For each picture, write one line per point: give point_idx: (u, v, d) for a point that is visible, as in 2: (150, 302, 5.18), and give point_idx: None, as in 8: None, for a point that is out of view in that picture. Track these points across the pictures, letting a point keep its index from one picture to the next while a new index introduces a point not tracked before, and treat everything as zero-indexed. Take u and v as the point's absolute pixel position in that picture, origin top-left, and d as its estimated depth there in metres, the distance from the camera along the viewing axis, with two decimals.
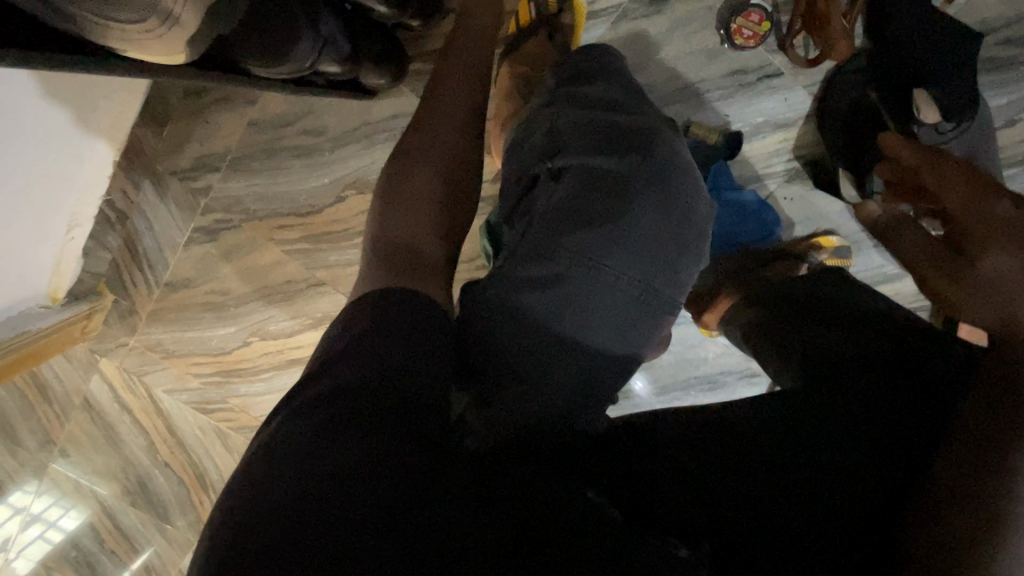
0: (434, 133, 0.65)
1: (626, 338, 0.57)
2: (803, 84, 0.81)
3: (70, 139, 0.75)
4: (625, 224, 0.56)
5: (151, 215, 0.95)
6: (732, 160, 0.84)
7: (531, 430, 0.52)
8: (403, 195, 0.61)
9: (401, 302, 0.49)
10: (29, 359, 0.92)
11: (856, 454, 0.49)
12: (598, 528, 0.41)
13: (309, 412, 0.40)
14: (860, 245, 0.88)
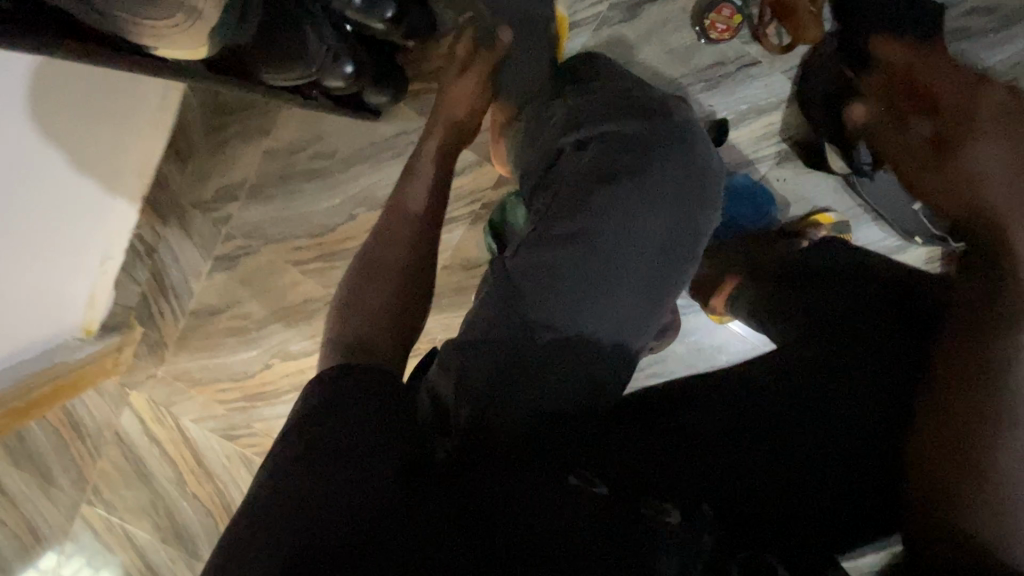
0: (413, 182, 0.65)
1: (654, 293, 0.58)
2: (781, 70, 0.85)
3: (96, 167, 0.80)
4: (630, 200, 0.58)
5: (176, 248, 1.01)
6: (721, 148, 0.88)
7: (543, 419, 0.52)
8: (374, 257, 0.58)
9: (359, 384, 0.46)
10: (63, 392, 0.96)
11: (861, 423, 0.50)
12: (593, 494, 0.45)
13: (316, 419, 0.43)
14: (858, 220, 0.90)
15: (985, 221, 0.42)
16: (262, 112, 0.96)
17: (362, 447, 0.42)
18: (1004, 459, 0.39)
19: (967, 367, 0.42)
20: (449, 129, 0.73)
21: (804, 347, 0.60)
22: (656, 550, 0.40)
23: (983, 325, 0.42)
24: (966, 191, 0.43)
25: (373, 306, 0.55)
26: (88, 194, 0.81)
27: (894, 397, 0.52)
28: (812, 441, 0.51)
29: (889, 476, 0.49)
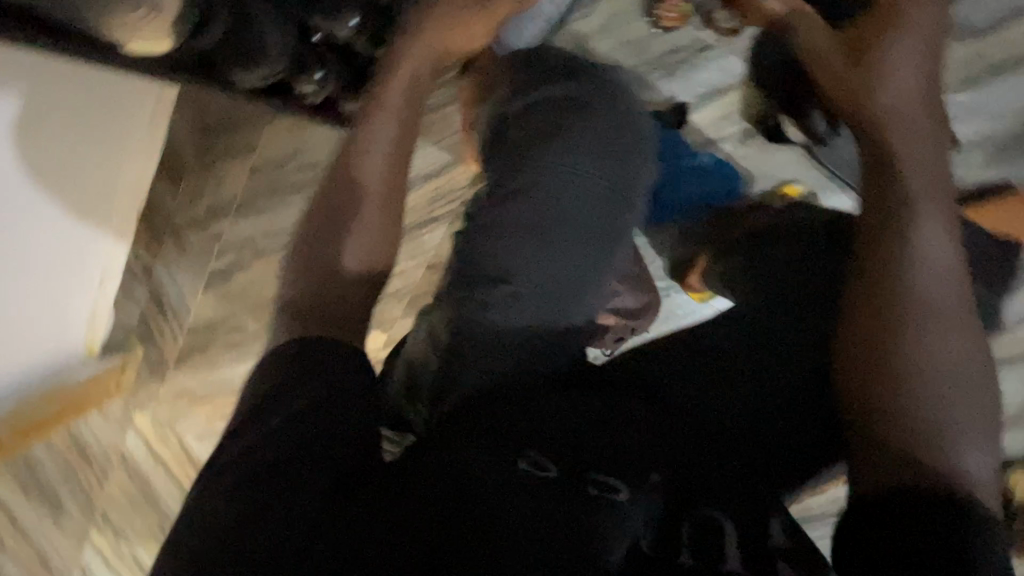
0: (362, 154, 0.61)
1: (604, 239, 0.63)
2: (734, 52, 0.89)
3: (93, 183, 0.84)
4: (569, 185, 0.63)
5: (173, 266, 1.06)
6: (684, 129, 0.92)
7: (491, 376, 0.58)
8: (322, 233, 0.58)
9: (315, 355, 0.48)
10: (67, 411, 1.00)
11: (767, 391, 0.63)
12: (540, 477, 0.49)
13: (263, 415, 0.45)
14: (825, 189, 0.92)
15: (893, 200, 0.54)
16: (249, 130, 1.02)
17: (311, 434, 0.44)
18: (923, 384, 0.49)
19: (880, 307, 0.52)
20: (395, 95, 0.63)
21: (727, 323, 0.69)
22: (608, 535, 0.45)
23: (885, 271, 0.53)
24: (891, 171, 0.55)
25: (312, 289, 0.56)
26: (82, 202, 0.83)
27: (794, 355, 0.64)
28: (726, 407, 0.62)
29: (790, 422, 0.61)
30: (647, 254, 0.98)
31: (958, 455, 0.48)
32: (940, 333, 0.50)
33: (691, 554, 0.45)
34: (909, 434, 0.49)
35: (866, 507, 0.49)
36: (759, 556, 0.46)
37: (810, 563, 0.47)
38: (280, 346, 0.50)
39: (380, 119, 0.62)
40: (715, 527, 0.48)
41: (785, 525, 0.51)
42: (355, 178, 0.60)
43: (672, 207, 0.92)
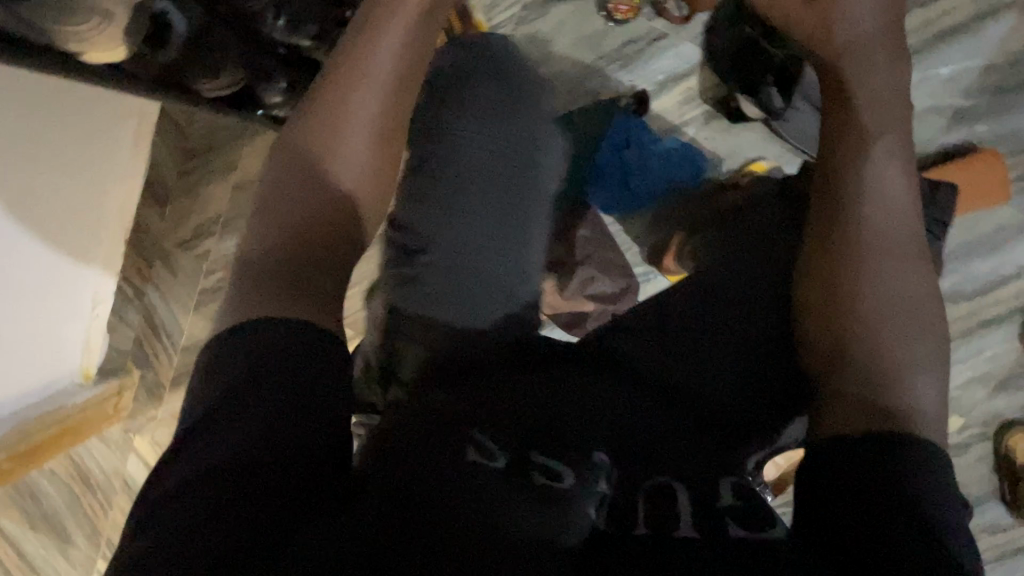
0: (344, 129, 0.65)
1: (531, 223, 0.70)
2: (689, 38, 0.92)
3: (76, 205, 0.86)
4: (495, 182, 0.69)
5: (164, 287, 1.08)
6: (647, 117, 0.94)
7: (435, 359, 0.61)
8: (286, 211, 0.61)
9: (261, 356, 0.48)
10: (64, 437, 0.99)
11: (727, 354, 0.62)
12: (486, 468, 0.48)
13: (176, 455, 0.44)
14: (792, 163, 0.95)
15: (862, 163, 0.64)
16: (227, 150, 1.05)
17: (227, 453, 0.43)
18: (880, 317, 0.57)
19: (843, 248, 0.61)
20: (372, 92, 0.66)
21: (681, 293, 0.66)
22: (572, 507, 0.46)
23: (847, 221, 0.62)
24: (859, 138, 0.65)
25: (267, 267, 0.57)
26: (78, 220, 0.88)
27: (761, 323, 0.64)
28: (690, 379, 0.60)
29: (751, 389, 0.60)
30: (624, 242, 0.98)
31: (915, 387, 0.54)
32: (897, 278, 0.59)
33: (648, 524, 0.46)
34: (870, 361, 0.55)
35: (818, 479, 0.49)
36: (714, 522, 0.46)
37: (758, 520, 0.46)
38: (218, 335, 0.51)
39: (355, 104, 0.65)
40: (669, 497, 0.48)
41: (735, 486, 0.50)
42: (333, 153, 0.64)
43: (645, 194, 0.94)
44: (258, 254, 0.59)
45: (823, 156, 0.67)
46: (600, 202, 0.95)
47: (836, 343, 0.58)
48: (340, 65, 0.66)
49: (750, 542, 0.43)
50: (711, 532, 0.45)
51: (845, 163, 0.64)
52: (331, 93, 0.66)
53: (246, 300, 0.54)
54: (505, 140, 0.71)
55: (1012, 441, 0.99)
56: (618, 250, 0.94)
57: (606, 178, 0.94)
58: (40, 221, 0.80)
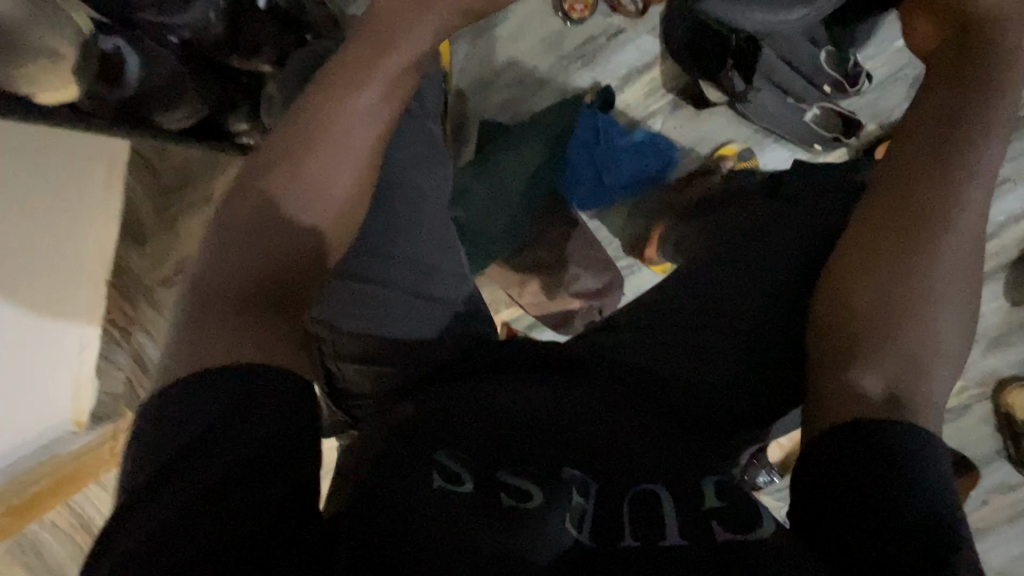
0: (325, 142, 0.58)
1: (448, 247, 0.63)
2: (646, 30, 0.93)
3: (48, 251, 0.86)
4: (413, 185, 0.63)
5: (151, 327, 1.04)
6: (613, 112, 0.95)
7: (382, 371, 0.58)
8: (242, 240, 0.53)
9: (244, 386, 0.43)
10: (62, 487, 0.99)
11: (723, 351, 0.60)
12: (452, 493, 0.41)
13: (132, 511, 0.36)
14: (761, 143, 0.96)
15: (958, 148, 0.59)
16: (199, 184, 1.03)
17: (198, 497, 0.37)
18: (924, 305, 0.54)
19: (905, 229, 0.57)
20: (359, 96, 0.60)
21: (683, 289, 0.65)
22: (540, 529, 0.39)
23: (922, 194, 0.58)
24: (942, 129, 0.61)
25: (214, 305, 0.49)
26: (55, 266, 0.88)
27: (775, 304, 0.62)
28: (672, 368, 0.59)
29: (736, 382, 0.59)
30: (604, 237, 0.98)
31: (931, 386, 0.51)
32: (945, 267, 0.55)
33: (635, 535, 0.41)
34: (899, 344, 0.53)
35: (810, 471, 0.47)
36: (697, 524, 0.41)
37: (745, 522, 0.42)
38: (171, 382, 0.43)
39: (342, 117, 0.59)
40: (653, 505, 0.43)
41: (715, 483, 0.46)
42: (308, 170, 0.57)
43: (619, 187, 0.94)
44: (202, 291, 0.50)
45: (902, 145, 0.62)
46: (579, 200, 0.95)
47: (880, 320, 0.55)
48: (339, 72, 0.61)
49: (737, 543, 0.40)
50: (697, 535, 0.40)
51: (949, 151, 0.60)
52: (312, 106, 0.59)
53: (189, 351, 0.46)
54: (434, 157, 0.66)
55: (1009, 399, 1.00)
56: (599, 245, 0.95)
57: (580, 175, 0.95)
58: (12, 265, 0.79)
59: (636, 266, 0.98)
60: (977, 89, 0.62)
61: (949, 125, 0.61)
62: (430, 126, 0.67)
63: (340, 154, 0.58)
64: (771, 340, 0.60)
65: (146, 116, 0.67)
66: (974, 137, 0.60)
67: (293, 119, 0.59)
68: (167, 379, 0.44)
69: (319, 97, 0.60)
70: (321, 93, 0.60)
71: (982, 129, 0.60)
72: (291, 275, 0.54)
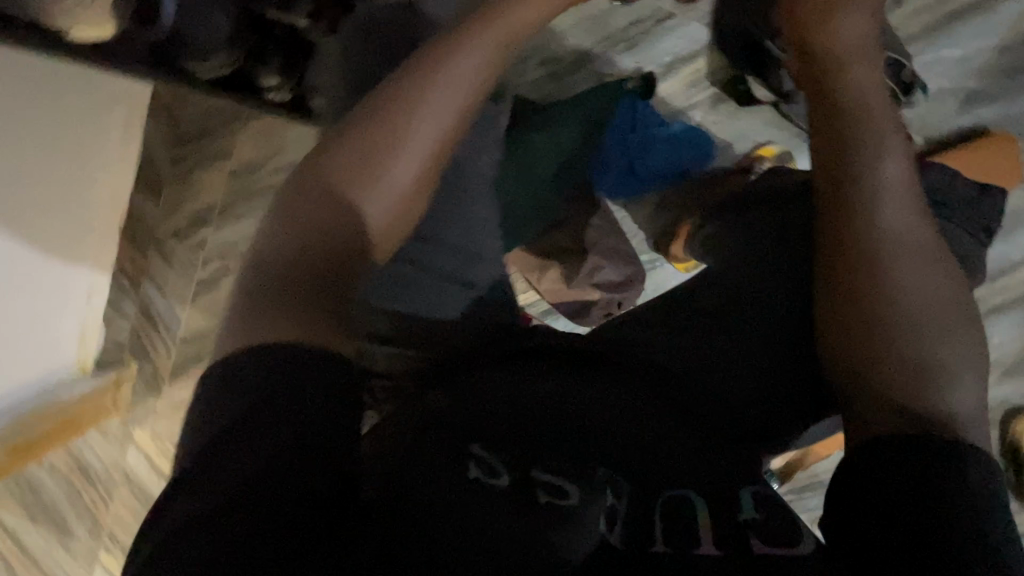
0: (431, 112, 0.51)
1: (494, 242, 0.62)
2: (696, 18, 0.90)
3: (64, 197, 0.84)
4: (477, 172, 0.62)
5: (160, 279, 1.06)
6: (653, 101, 0.92)
7: (412, 353, 0.57)
8: (314, 212, 0.47)
9: (310, 373, 0.39)
10: (66, 429, 0.98)
11: (740, 363, 0.60)
12: (489, 485, 0.41)
13: (182, 485, 0.35)
14: (799, 148, 0.93)
15: (871, 157, 0.55)
16: (219, 137, 1.03)
17: (245, 480, 0.35)
18: (906, 320, 0.50)
19: (862, 244, 0.52)
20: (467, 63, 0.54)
21: (704, 295, 0.66)
22: (576, 530, 0.38)
23: (851, 215, 0.54)
24: (858, 126, 0.56)
25: (289, 269, 0.46)
26: (68, 210, 0.86)
27: (796, 318, 0.61)
28: (704, 374, 0.59)
29: (763, 396, 0.59)
30: (629, 229, 0.96)
31: (953, 394, 0.47)
32: (923, 276, 0.51)
33: (667, 541, 0.40)
34: (904, 369, 0.49)
35: (849, 483, 0.45)
36: (733, 535, 0.41)
37: (783, 536, 0.42)
38: (231, 364, 0.39)
39: (440, 91, 0.53)
40: (687, 511, 0.43)
41: (752, 495, 0.45)
42: (404, 141, 0.50)
43: (649, 179, 0.92)
44: (279, 252, 0.46)
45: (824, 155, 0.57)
46: (605, 187, 0.92)
47: (869, 349, 0.50)
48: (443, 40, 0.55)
49: (779, 559, 0.40)
50: (731, 544, 0.41)
51: (865, 148, 0.55)
52: (413, 75, 0.53)
53: (252, 324, 0.41)
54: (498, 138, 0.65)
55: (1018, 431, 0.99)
56: (624, 238, 0.92)
57: (612, 163, 0.92)
58: (25, 211, 0.77)
59: (659, 262, 0.96)
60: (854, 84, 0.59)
61: (858, 120, 0.57)
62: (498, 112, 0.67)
63: (444, 127, 0.52)
64: (789, 353, 0.60)
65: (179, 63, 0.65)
66: (879, 135, 0.56)
67: (387, 87, 0.52)
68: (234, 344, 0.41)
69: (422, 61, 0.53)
70: (428, 59, 0.53)
71: (880, 124, 0.56)
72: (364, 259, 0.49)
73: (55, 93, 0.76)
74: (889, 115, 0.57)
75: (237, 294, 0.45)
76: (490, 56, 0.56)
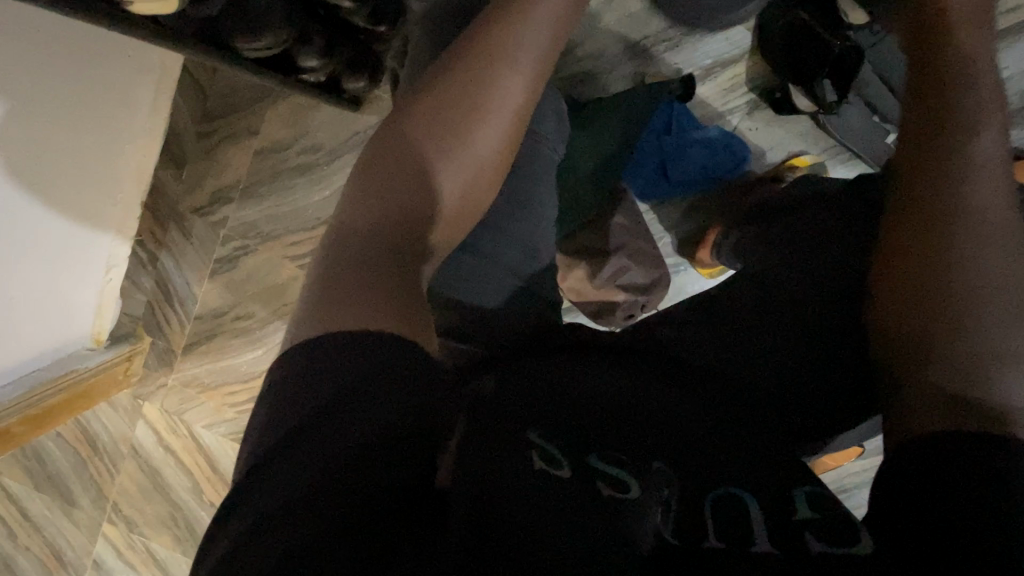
0: (489, 101, 0.56)
1: (545, 233, 0.62)
2: (740, 22, 0.89)
3: (89, 165, 0.82)
4: (535, 164, 0.63)
5: (178, 254, 1.04)
6: (691, 103, 0.91)
7: (460, 347, 0.55)
8: (382, 194, 0.51)
9: (387, 359, 0.41)
10: (80, 401, 0.98)
11: (795, 367, 0.57)
12: (553, 476, 0.39)
13: (264, 476, 0.36)
14: (831, 160, 0.92)
15: (947, 144, 0.56)
16: (247, 114, 1.01)
17: (338, 464, 0.36)
18: (973, 302, 0.50)
19: (931, 231, 0.53)
20: (521, 48, 0.58)
21: (747, 288, 0.62)
22: (637, 517, 0.37)
23: (920, 204, 0.55)
24: (940, 121, 0.58)
25: (364, 251, 0.48)
26: (91, 177, 0.84)
27: (849, 318, 0.59)
28: (761, 379, 0.55)
29: (815, 407, 0.57)
30: (657, 231, 0.95)
31: (1018, 377, 0.47)
32: (983, 254, 0.51)
33: (719, 536, 0.38)
34: (955, 348, 0.49)
35: (890, 487, 0.45)
36: (788, 534, 0.38)
37: (840, 534, 0.39)
38: (299, 347, 0.42)
39: (497, 89, 0.56)
40: (739, 510, 0.40)
41: (806, 495, 0.42)
42: (459, 133, 0.54)
43: (682, 181, 0.91)
44: (347, 241, 0.48)
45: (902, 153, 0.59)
46: (637, 188, 0.92)
47: (928, 330, 0.51)
48: (495, 35, 0.58)
49: (831, 556, 0.37)
50: (789, 545, 0.37)
51: (941, 141, 0.57)
52: (469, 76, 0.56)
53: (325, 302, 0.44)
54: (557, 133, 0.67)
55: None
56: (652, 239, 0.92)
57: (645, 163, 0.91)
58: (48, 177, 0.76)
59: (684, 265, 0.95)
60: (949, 74, 0.60)
61: (942, 114, 0.58)
62: (558, 105, 0.68)
63: (502, 115, 0.56)
64: (845, 357, 0.58)
65: (224, 39, 0.63)
66: (963, 123, 0.57)
67: (444, 87, 0.56)
68: (308, 333, 0.42)
69: (475, 49, 0.58)
70: (475, 45, 0.58)
71: (974, 112, 0.57)
72: (421, 238, 0.51)
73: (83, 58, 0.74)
74: (988, 106, 0.58)
75: (306, 285, 0.47)
76: (542, 41, 0.59)
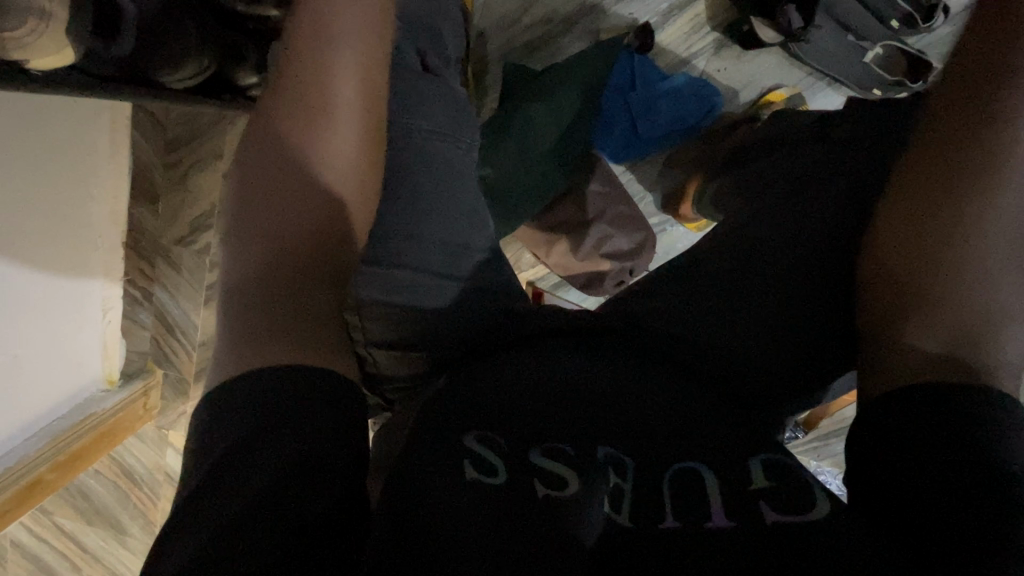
0: (324, 101, 0.56)
1: (478, 221, 0.59)
2: None
3: (65, 212, 0.83)
4: (439, 158, 0.59)
5: (171, 286, 1.04)
6: (652, 54, 0.87)
7: (414, 354, 0.54)
8: (262, 231, 0.54)
9: (289, 400, 0.41)
10: (104, 441, 0.98)
11: (765, 326, 0.55)
12: (486, 485, 0.39)
13: (182, 524, 0.34)
14: (812, 88, 0.88)
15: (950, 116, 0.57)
16: (211, 139, 1.01)
17: (254, 502, 0.35)
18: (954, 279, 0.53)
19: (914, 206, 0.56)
20: (349, 24, 0.57)
21: (716, 248, 0.60)
22: (579, 516, 0.37)
23: (914, 176, 0.57)
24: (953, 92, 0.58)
25: (249, 298, 0.50)
26: (69, 225, 0.85)
27: (813, 268, 0.58)
28: (731, 338, 0.54)
29: (784, 366, 0.55)
30: (635, 192, 0.92)
31: (999, 347, 0.50)
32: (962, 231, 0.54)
33: (676, 516, 0.39)
34: (940, 317, 0.52)
35: (871, 451, 0.45)
36: (743, 505, 0.40)
37: (798, 502, 0.40)
38: (217, 389, 0.42)
39: (332, 93, 0.56)
40: (696, 485, 0.41)
41: (762, 462, 0.43)
42: (313, 152, 0.56)
43: (654, 137, 0.87)
44: (239, 280, 0.51)
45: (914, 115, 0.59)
46: (610, 152, 0.89)
47: (915, 298, 0.53)
48: (314, 22, 0.56)
49: (793, 525, 0.38)
50: (746, 517, 0.39)
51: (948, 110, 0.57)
52: (296, 92, 0.56)
53: (230, 347, 0.46)
54: (460, 121, 0.62)
55: None
56: (631, 202, 0.89)
57: (613, 124, 0.88)
58: (28, 229, 0.76)
59: (669, 222, 0.93)
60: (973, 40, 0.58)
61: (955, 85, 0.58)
62: (457, 91, 0.63)
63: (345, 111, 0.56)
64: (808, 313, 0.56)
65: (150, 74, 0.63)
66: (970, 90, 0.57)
67: (275, 103, 0.57)
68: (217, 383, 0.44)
69: (304, 43, 0.57)
70: (299, 43, 0.57)
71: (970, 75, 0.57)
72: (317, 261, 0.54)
73: (42, 112, 0.75)
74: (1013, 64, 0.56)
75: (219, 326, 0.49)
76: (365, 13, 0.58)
